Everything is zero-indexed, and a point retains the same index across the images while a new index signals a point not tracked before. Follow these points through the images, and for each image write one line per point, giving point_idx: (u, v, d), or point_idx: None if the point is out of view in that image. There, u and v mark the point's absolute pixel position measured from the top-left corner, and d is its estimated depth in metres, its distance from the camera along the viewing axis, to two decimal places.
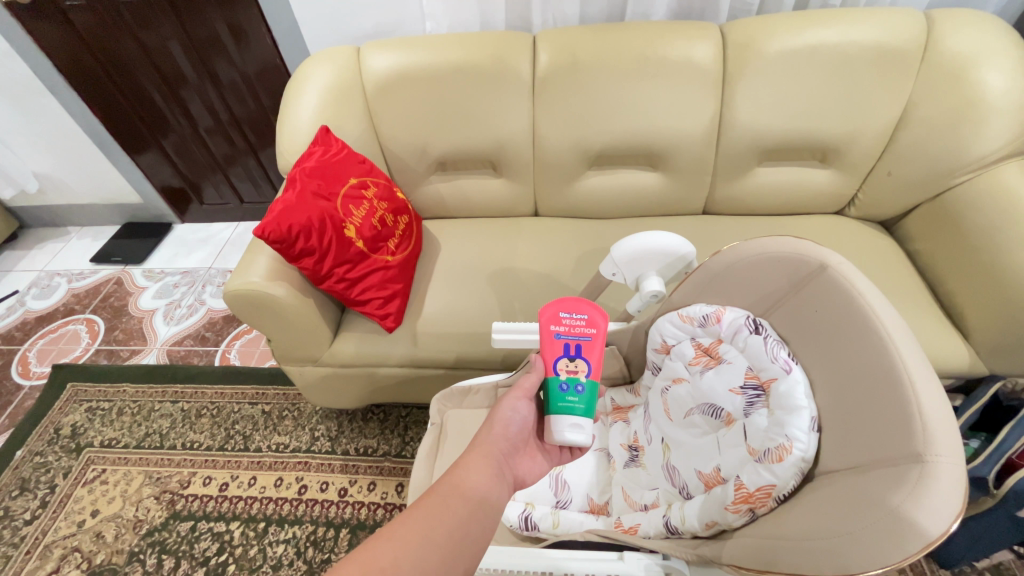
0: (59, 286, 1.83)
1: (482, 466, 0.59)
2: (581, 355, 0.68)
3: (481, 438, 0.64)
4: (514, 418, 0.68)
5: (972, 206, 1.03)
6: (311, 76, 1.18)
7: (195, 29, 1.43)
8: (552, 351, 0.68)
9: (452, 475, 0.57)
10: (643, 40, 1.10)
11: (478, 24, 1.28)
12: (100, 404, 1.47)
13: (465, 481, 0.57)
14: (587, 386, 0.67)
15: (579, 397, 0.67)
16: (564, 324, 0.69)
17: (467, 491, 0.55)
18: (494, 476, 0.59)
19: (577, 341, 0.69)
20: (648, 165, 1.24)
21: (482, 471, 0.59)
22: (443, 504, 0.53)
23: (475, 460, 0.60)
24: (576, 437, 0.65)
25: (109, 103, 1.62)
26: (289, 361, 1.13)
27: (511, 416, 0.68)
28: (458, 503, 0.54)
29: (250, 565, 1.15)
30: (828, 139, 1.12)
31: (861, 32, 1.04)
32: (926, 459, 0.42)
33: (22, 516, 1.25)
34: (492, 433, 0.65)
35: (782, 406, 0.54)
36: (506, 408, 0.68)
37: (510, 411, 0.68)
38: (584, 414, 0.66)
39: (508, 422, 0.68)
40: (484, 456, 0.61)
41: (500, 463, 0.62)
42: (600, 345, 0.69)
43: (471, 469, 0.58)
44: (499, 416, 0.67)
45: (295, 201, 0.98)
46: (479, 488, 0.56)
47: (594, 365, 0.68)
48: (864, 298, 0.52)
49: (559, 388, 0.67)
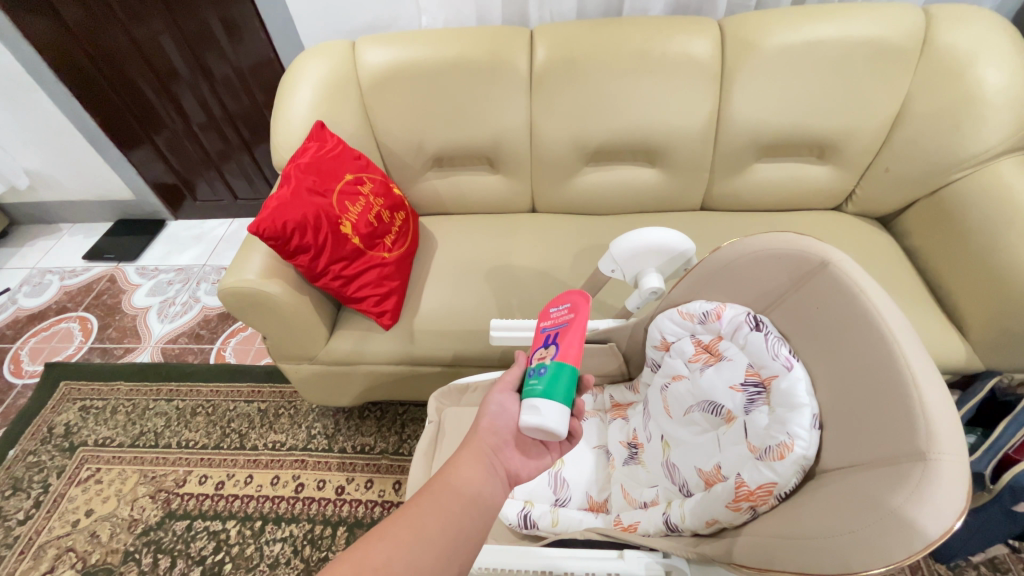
0: (51, 284, 1.81)
1: (474, 463, 0.57)
2: (555, 341, 0.63)
3: (473, 432, 0.61)
4: (502, 413, 0.63)
5: (969, 203, 1.03)
6: (306, 71, 1.17)
7: (186, 22, 1.41)
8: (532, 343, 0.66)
9: (446, 473, 0.56)
10: (641, 35, 1.10)
11: (474, 19, 1.27)
12: (93, 402, 1.45)
13: (459, 478, 0.55)
14: (551, 368, 0.60)
15: (544, 380, 0.60)
16: (550, 319, 0.66)
17: (461, 488, 0.54)
18: (487, 473, 0.57)
19: (556, 330, 0.64)
20: (645, 161, 1.23)
21: (474, 469, 0.57)
22: (439, 499, 0.53)
23: (467, 456, 0.58)
24: (530, 420, 0.57)
25: (100, 98, 1.60)
26: (285, 358, 1.12)
27: (499, 411, 0.63)
28: (455, 500, 0.53)
29: (246, 564, 1.14)
30: (827, 135, 1.12)
31: (860, 27, 1.03)
32: (930, 457, 0.42)
33: (15, 516, 1.24)
34: (480, 430, 0.61)
35: (784, 403, 0.54)
36: (496, 402, 0.64)
37: (498, 405, 0.63)
38: (544, 397, 0.58)
39: (494, 418, 0.63)
40: (477, 451, 0.59)
41: (492, 460, 0.59)
42: (578, 330, 0.63)
43: (463, 466, 0.57)
44: (483, 413, 0.63)
45: (290, 198, 0.97)
46: (473, 485, 0.55)
47: (566, 351, 0.61)
48: (866, 295, 0.52)
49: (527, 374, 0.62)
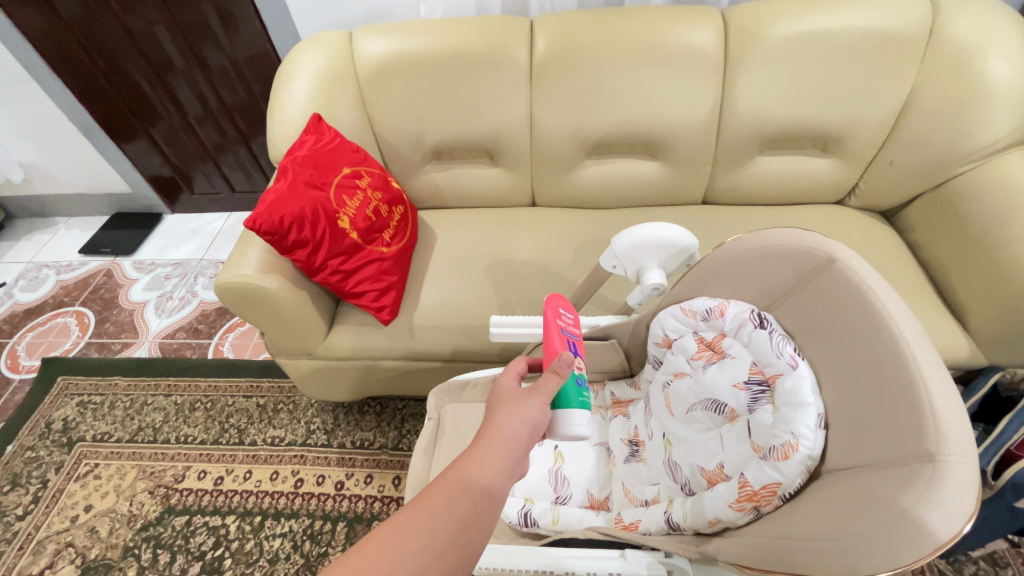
0: (47, 278, 1.80)
1: (497, 459, 0.53)
2: (579, 352, 0.69)
3: (492, 429, 0.56)
4: (526, 421, 0.57)
5: (972, 197, 1.02)
6: (302, 62, 1.15)
7: (181, 14, 1.39)
8: (560, 345, 0.66)
9: (461, 467, 0.51)
10: (642, 26, 1.08)
11: (474, 10, 1.25)
12: (91, 398, 1.45)
13: (477, 473, 0.51)
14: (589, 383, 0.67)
15: (587, 394, 0.65)
16: (564, 322, 0.69)
17: (478, 484, 0.50)
18: (509, 471, 0.53)
19: (574, 340, 0.69)
20: (646, 154, 1.21)
21: (497, 465, 0.52)
22: (454, 495, 0.49)
23: (490, 450, 0.53)
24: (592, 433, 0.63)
25: (93, 90, 1.58)
26: (282, 353, 1.11)
27: (526, 416, 0.58)
28: (470, 498, 0.49)
29: (246, 560, 1.14)
30: (831, 127, 1.10)
31: (866, 17, 1.01)
32: (939, 459, 0.41)
33: (14, 511, 1.24)
34: (502, 432, 0.56)
35: (789, 403, 0.53)
36: (529, 405, 0.59)
37: (526, 411, 0.58)
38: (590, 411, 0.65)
39: (522, 422, 0.57)
40: (502, 447, 0.54)
41: (513, 463, 0.54)
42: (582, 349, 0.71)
43: (485, 460, 0.52)
44: (514, 414, 0.57)
45: (286, 192, 0.95)
46: (492, 483, 0.51)
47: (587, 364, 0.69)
48: (873, 292, 0.51)
49: (575, 382, 0.64)
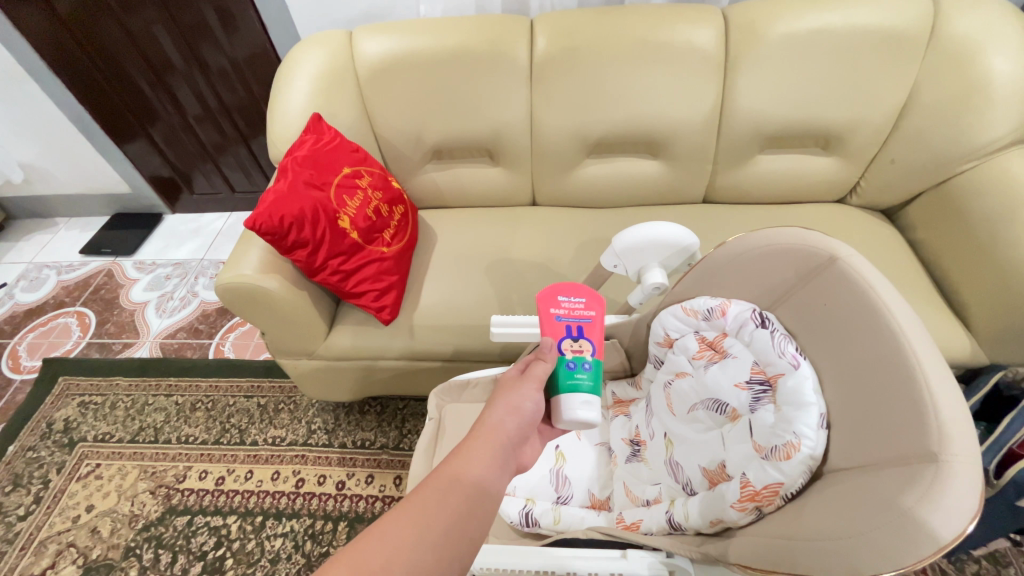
0: (48, 278, 1.80)
1: (489, 449, 0.54)
2: (584, 335, 0.66)
3: (484, 422, 0.57)
4: (516, 411, 0.59)
5: (973, 196, 1.02)
6: (302, 62, 1.15)
7: (181, 14, 1.39)
8: (551, 331, 0.67)
9: (455, 460, 0.52)
10: (642, 24, 1.08)
11: (473, 9, 1.25)
12: (92, 398, 1.45)
13: (471, 463, 0.52)
14: (593, 364, 0.64)
15: (581, 375, 0.63)
16: (563, 307, 0.68)
17: (473, 475, 0.51)
18: (503, 460, 0.54)
19: (577, 323, 0.67)
20: (647, 153, 1.21)
21: (490, 455, 0.53)
22: (449, 488, 0.49)
23: (482, 441, 0.54)
24: (588, 415, 0.61)
25: (92, 90, 1.57)
26: (283, 353, 1.11)
27: (516, 406, 0.60)
28: (465, 490, 0.49)
29: (247, 560, 1.14)
30: (832, 125, 1.10)
31: (868, 15, 1.01)
32: (941, 459, 0.41)
33: (15, 512, 1.24)
34: (493, 423, 0.57)
35: (790, 402, 0.53)
36: (519, 395, 0.61)
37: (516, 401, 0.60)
38: (593, 392, 0.63)
39: (512, 412, 0.59)
40: (494, 438, 0.55)
41: (505, 452, 0.55)
42: (597, 327, 0.68)
43: (477, 450, 0.53)
44: (503, 406, 0.59)
45: (286, 192, 0.95)
46: (487, 474, 0.51)
47: (598, 345, 0.66)
48: (875, 291, 0.51)
49: (565, 367, 0.64)
